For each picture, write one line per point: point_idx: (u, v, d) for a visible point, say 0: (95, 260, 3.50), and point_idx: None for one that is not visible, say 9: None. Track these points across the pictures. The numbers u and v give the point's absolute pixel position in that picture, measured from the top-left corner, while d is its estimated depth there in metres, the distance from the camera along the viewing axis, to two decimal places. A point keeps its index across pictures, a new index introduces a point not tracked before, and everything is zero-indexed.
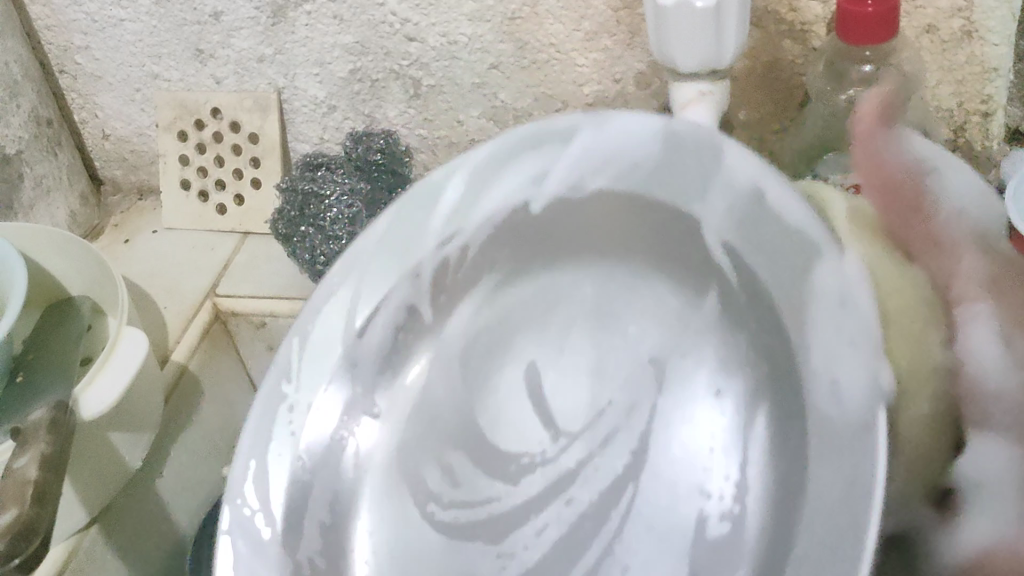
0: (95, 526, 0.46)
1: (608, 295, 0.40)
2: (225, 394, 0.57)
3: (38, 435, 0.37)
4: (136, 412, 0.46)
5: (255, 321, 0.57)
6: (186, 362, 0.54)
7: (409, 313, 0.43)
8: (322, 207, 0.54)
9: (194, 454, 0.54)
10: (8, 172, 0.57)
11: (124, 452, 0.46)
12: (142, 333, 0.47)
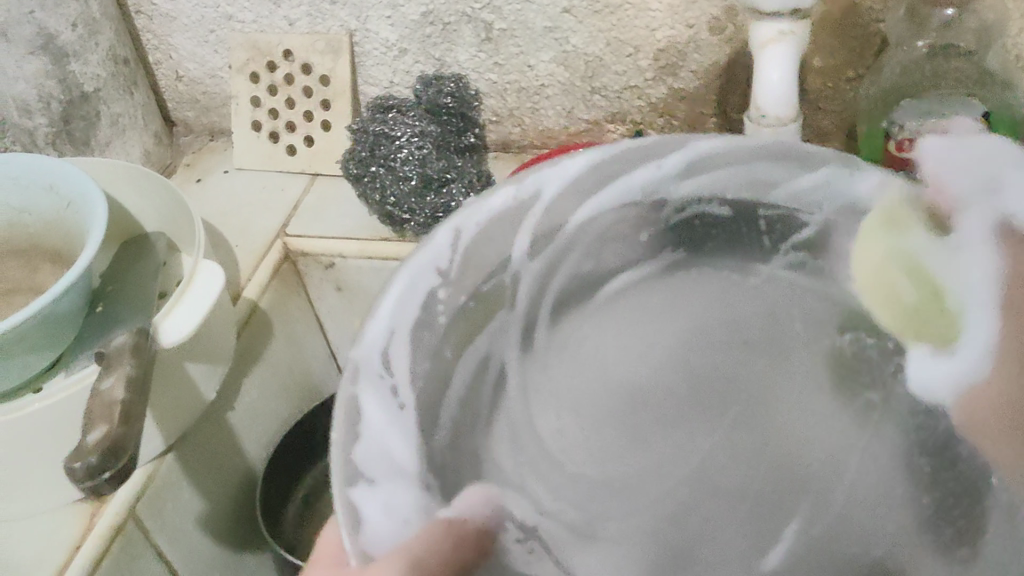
0: (173, 454, 0.47)
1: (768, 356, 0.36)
2: (295, 332, 0.58)
3: (125, 359, 0.38)
4: (212, 344, 0.47)
5: (324, 261, 0.58)
6: (259, 299, 0.55)
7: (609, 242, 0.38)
8: (393, 148, 0.54)
9: (267, 389, 0.56)
10: (86, 109, 0.58)
11: (201, 383, 0.47)
12: (219, 268, 0.47)
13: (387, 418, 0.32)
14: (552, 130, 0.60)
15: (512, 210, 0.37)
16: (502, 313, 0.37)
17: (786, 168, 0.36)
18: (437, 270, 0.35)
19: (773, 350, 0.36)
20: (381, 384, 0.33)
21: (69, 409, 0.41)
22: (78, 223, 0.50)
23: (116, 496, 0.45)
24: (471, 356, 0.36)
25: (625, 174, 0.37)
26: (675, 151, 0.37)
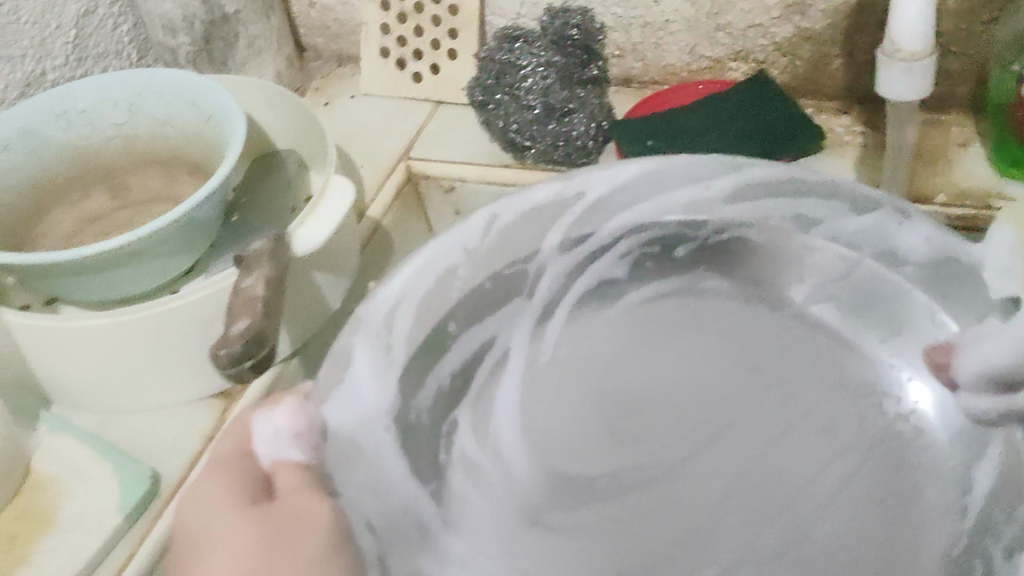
0: (297, 360, 0.50)
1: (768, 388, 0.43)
2: (414, 251, 0.60)
3: (262, 260, 0.41)
4: (337, 256, 0.49)
5: (446, 185, 0.60)
6: (382, 218, 0.57)
7: (607, 281, 0.48)
8: (519, 77, 0.55)
9: None
10: (225, 30, 0.60)
11: (327, 293, 0.49)
12: (349, 182, 0.49)
13: (373, 373, 0.41)
14: (675, 66, 0.61)
15: (556, 206, 0.46)
16: (519, 293, 0.46)
17: (840, 207, 0.44)
18: (462, 249, 0.44)
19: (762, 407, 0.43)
20: (369, 342, 0.41)
21: (210, 307, 0.44)
22: (216, 137, 0.53)
23: (246, 394, 0.48)
24: (476, 334, 0.45)
25: (670, 185, 0.46)
26: (724, 176, 0.45)
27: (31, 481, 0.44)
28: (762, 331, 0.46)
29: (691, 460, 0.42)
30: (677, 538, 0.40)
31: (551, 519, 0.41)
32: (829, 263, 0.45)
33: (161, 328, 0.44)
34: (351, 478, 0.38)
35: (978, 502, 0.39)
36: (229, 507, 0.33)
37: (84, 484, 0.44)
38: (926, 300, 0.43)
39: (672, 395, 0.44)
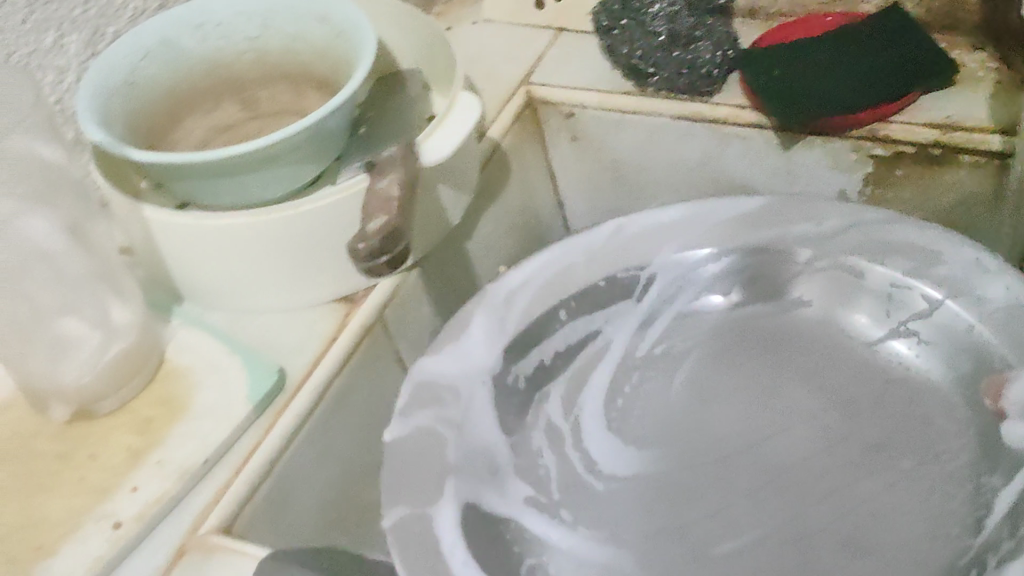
0: (416, 271, 0.51)
1: (843, 399, 0.49)
2: (529, 175, 0.61)
3: (395, 166, 0.42)
4: (461, 171, 0.50)
5: (565, 110, 0.60)
6: (501, 139, 0.57)
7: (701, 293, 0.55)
8: (645, 5, 0.56)
9: (501, 225, 0.58)
10: None
11: (449, 206, 0.50)
12: (475, 97, 0.50)
13: (486, 335, 0.49)
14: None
15: (612, 237, 0.53)
16: (626, 292, 0.53)
17: (912, 253, 0.49)
18: (584, 249, 0.53)
19: (795, 415, 0.48)
20: (492, 314, 0.50)
21: (337, 214, 0.46)
22: (345, 53, 0.54)
23: (367, 300, 0.49)
24: (581, 322, 0.53)
25: (758, 226, 0.52)
26: (840, 215, 0.51)
27: (164, 371, 0.47)
28: (847, 357, 0.51)
29: (744, 458, 0.47)
30: (710, 540, 0.44)
31: (609, 472, 0.48)
32: (898, 294, 0.49)
33: (289, 232, 0.46)
34: (425, 406, 0.46)
35: (992, 521, 0.41)
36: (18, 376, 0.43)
37: (216, 375, 0.46)
38: (1001, 351, 0.44)
39: (766, 409, 0.49)
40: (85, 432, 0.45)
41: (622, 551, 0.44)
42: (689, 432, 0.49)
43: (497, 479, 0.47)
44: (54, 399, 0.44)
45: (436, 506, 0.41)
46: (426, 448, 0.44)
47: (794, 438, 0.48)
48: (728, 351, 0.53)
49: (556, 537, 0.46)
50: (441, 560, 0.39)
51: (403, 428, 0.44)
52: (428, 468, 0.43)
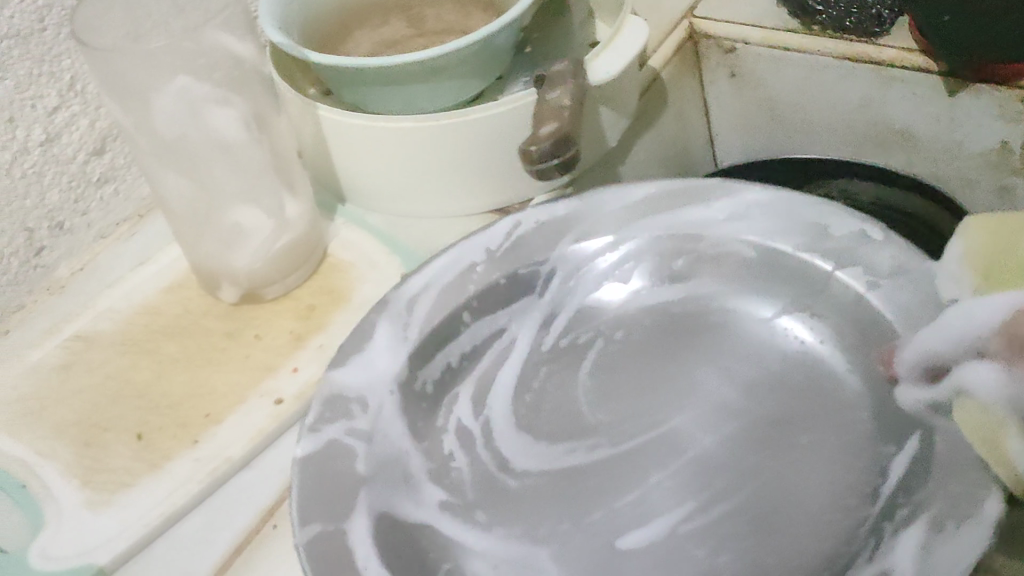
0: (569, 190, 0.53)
1: (742, 376, 0.44)
2: (682, 108, 0.61)
3: (565, 80, 0.44)
4: (623, 94, 0.51)
5: (726, 46, 0.61)
6: (661, 71, 0.58)
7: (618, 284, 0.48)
8: None
9: (655, 156, 0.59)
10: None
11: (608, 130, 0.51)
12: (644, 21, 0.50)
13: (387, 343, 0.42)
14: None
15: (561, 219, 0.48)
16: (527, 292, 0.47)
17: (802, 231, 0.46)
18: (485, 249, 0.47)
19: (694, 388, 0.43)
20: (397, 319, 0.43)
21: (507, 124, 0.48)
22: None
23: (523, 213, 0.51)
24: (486, 324, 0.46)
25: (656, 211, 0.48)
26: (722, 198, 0.48)
27: (328, 265, 0.49)
28: (735, 334, 0.46)
29: (652, 455, 0.41)
30: (601, 498, 0.39)
31: (521, 467, 0.41)
32: (784, 268, 0.46)
33: (458, 138, 0.48)
34: (333, 421, 0.39)
35: (886, 488, 0.38)
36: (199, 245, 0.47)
37: (376, 272, 0.49)
38: (894, 326, 0.42)
39: (653, 370, 0.45)
40: (250, 314, 0.48)
41: (535, 535, 0.38)
42: (607, 421, 0.42)
43: (414, 482, 0.40)
44: (226, 278, 0.47)
45: (350, 521, 0.36)
46: (334, 460, 0.38)
47: (698, 424, 0.42)
48: (649, 331, 0.47)
49: (473, 542, 0.38)
50: (357, 575, 0.34)
51: (314, 443, 0.38)
52: (344, 473, 0.37)
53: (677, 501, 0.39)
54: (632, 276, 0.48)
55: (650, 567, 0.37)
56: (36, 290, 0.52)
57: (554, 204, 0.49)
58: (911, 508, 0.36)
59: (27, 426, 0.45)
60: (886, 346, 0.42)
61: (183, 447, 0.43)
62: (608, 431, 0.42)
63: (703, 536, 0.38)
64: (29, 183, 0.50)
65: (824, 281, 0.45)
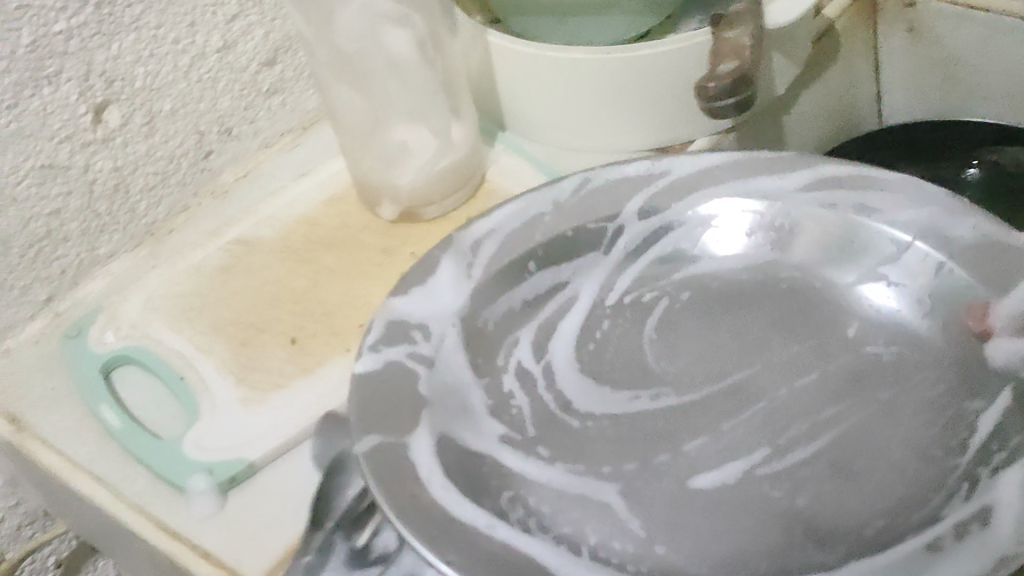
0: (734, 135, 0.51)
1: (810, 323, 0.40)
2: (853, 62, 0.60)
3: (745, 20, 0.42)
4: (797, 41, 0.50)
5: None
6: (835, 20, 0.56)
7: (693, 250, 0.42)
8: None
9: (821, 107, 0.57)
10: None
11: (778, 77, 0.50)
12: None
13: (452, 280, 0.40)
14: None
15: (629, 179, 0.43)
16: (596, 247, 0.42)
17: (891, 202, 0.41)
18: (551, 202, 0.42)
19: (757, 338, 0.39)
20: (462, 257, 0.40)
21: (679, 62, 0.47)
22: None
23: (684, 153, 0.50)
24: (550, 274, 0.41)
25: (732, 177, 0.43)
26: (802, 167, 0.42)
27: (485, 190, 0.50)
28: (817, 310, 0.40)
29: (720, 411, 0.37)
30: (658, 444, 0.36)
31: (584, 409, 0.37)
32: (870, 243, 0.40)
33: (627, 72, 0.47)
34: (398, 342, 0.37)
35: (976, 441, 0.34)
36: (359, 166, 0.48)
37: None
38: (978, 287, 0.37)
39: (713, 328, 0.40)
40: (406, 232, 0.48)
41: (601, 476, 0.35)
42: (679, 368, 0.38)
43: (473, 415, 0.36)
44: (386, 196, 0.48)
45: (411, 436, 0.33)
46: (391, 381, 0.35)
47: (760, 377, 0.38)
48: (723, 301, 0.41)
49: (535, 473, 0.35)
50: (416, 486, 0.32)
51: (376, 361, 0.36)
52: (401, 394, 0.35)
53: (743, 443, 0.35)
54: (718, 244, 0.42)
55: (721, 509, 0.33)
56: (201, 193, 0.54)
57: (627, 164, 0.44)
58: (1010, 456, 0.32)
59: (189, 322, 0.47)
60: (971, 301, 0.37)
61: (335, 355, 0.44)
62: (669, 380, 0.38)
63: (780, 479, 0.34)
64: (203, 88, 0.51)
65: (910, 255, 0.39)
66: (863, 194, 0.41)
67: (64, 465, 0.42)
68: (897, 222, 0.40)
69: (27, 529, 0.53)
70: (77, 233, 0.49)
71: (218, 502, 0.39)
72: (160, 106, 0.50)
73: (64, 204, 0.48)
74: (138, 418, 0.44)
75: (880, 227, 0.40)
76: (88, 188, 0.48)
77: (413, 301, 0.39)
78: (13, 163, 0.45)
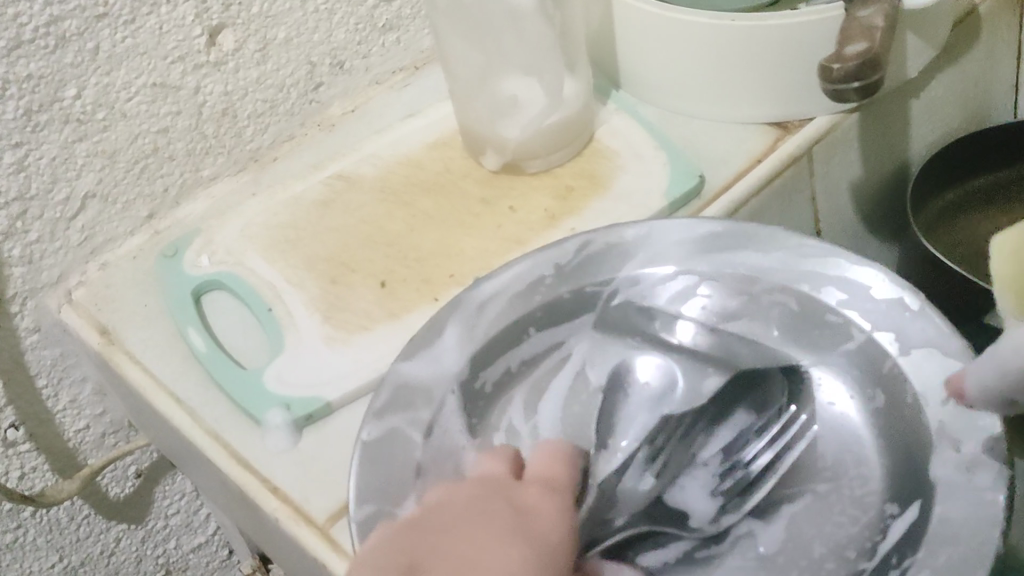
0: (855, 116, 0.49)
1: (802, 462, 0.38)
2: (996, 48, 0.56)
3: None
4: (934, 21, 0.47)
5: None
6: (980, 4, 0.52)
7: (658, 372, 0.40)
8: None
9: (952, 93, 0.54)
10: None
11: (909, 63, 0.47)
12: None
13: (453, 353, 0.38)
14: None
15: (610, 250, 0.41)
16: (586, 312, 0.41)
17: (856, 296, 0.37)
18: (553, 263, 0.41)
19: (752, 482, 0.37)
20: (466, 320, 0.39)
21: (807, 36, 0.45)
22: None
23: (802, 130, 0.48)
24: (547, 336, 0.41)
25: (711, 254, 0.40)
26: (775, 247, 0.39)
27: (592, 148, 0.49)
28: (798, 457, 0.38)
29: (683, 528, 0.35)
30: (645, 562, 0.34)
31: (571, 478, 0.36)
32: (833, 331, 0.38)
33: (753, 43, 0.45)
34: (398, 411, 0.36)
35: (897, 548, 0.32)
36: (467, 109, 0.47)
37: (640, 164, 0.47)
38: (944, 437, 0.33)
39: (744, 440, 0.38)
40: (508, 184, 0.48)
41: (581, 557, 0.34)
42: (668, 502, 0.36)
43: None
44: (491, 146, 0.47)
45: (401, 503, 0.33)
46: (393, 450, 0.35)
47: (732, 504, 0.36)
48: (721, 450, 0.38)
49: None
50: None
51: (379, 428, 0.36)
52: (403, 462, 0.35)
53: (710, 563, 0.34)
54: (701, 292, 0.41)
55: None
56: (308, 124, 0.53)
57: (624, 226, 0.41)
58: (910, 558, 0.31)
59: (282, 254, 0.47)
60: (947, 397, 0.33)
61: (423, 302, 0.43)
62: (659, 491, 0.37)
63: None
64: (319, 19, 0.51)
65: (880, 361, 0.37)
66: (836, 281, 0.38)
67: (149, 385, 0.43)
68: (854, 315, 0.37)
69: (110, 438, 0.54)
70: (182, 152, 0.49)
71: (291, 439, 0.39)
72: (275, 34, 0.49)
73: (172, 123, 0.48)
74: (222, 344, 0.44)
75: (841, 318, 0.38)
76: (196, 109, 0.49)
77: (424, 380, 0.37)
78: (126, 79, 0.45)
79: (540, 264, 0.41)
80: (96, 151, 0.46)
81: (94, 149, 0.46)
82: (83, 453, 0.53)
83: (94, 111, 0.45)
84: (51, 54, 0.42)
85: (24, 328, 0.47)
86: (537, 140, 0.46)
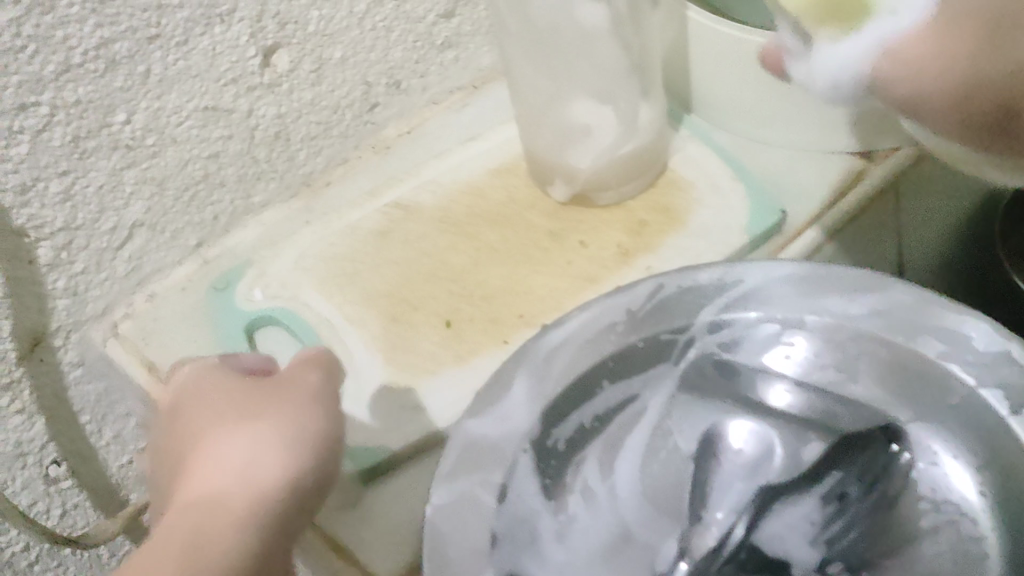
0: None
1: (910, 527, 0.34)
2: None
3: None
4: None
5: None
6: None
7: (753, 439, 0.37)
8: None
9: None
10: None
11: None
12: None
13: (523, 404, 0.36)
14: None
15: (685, 294, 0.39)
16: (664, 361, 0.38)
17: (960, 349, 0.35)
18: (625, 309, 0.38)
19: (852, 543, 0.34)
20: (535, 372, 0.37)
21: None
22: None
23: (889, 160, 0.45)
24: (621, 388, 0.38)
25: (799, 301, 0.38)
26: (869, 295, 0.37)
27: (666, 179, 0.46)
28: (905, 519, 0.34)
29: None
30: None
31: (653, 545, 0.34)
32: (935, 389, 0.35)
33: None
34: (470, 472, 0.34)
35: None
36: (533, 137, 0.45)
37: (716, 197, 0.45)
38: None
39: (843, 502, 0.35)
40: (577, 216, 0.45)
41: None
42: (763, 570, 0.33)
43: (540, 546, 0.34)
44: (561, 175, 0.45)
45: None
46: (466, 518, 0.33)
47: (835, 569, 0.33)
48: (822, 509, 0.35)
49: None
50: None
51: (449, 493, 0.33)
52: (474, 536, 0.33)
53: None
54: (786, 341, 0.38)
55: None
56: (362, 147, 0.51)
57: (700, 268, 0.39)
58: None
59: (340, 288, 0.44)
60: None
61: (492, 345, 0.41)
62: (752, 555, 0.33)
63: None
64: (376, 37, 0.48)
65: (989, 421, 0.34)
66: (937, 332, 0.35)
67: None
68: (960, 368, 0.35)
69: None
70: (233, 178, 0.47)
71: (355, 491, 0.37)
72: (330, 53, 0.47)
73: (223, 147, 0.46)
74: None
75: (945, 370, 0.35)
76: (249, 133, 0.46)
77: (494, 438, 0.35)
78: (177, 103, 0.43)
79: (613, 311, 0.39)
80: (145, 179, 0.44)
81: (143, 176, 0.43)
82: (125, 488, 0.51)
83: (143, 137, 0.43)
84: (100, 78, 0.40)
85: (69, 362, 0.45)
86: (608, 171, 0.44)
